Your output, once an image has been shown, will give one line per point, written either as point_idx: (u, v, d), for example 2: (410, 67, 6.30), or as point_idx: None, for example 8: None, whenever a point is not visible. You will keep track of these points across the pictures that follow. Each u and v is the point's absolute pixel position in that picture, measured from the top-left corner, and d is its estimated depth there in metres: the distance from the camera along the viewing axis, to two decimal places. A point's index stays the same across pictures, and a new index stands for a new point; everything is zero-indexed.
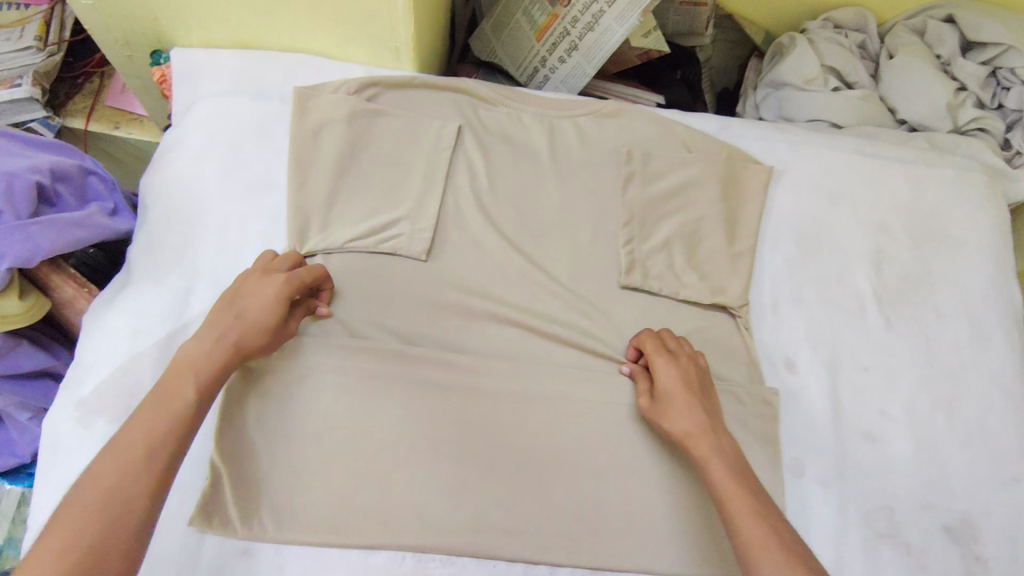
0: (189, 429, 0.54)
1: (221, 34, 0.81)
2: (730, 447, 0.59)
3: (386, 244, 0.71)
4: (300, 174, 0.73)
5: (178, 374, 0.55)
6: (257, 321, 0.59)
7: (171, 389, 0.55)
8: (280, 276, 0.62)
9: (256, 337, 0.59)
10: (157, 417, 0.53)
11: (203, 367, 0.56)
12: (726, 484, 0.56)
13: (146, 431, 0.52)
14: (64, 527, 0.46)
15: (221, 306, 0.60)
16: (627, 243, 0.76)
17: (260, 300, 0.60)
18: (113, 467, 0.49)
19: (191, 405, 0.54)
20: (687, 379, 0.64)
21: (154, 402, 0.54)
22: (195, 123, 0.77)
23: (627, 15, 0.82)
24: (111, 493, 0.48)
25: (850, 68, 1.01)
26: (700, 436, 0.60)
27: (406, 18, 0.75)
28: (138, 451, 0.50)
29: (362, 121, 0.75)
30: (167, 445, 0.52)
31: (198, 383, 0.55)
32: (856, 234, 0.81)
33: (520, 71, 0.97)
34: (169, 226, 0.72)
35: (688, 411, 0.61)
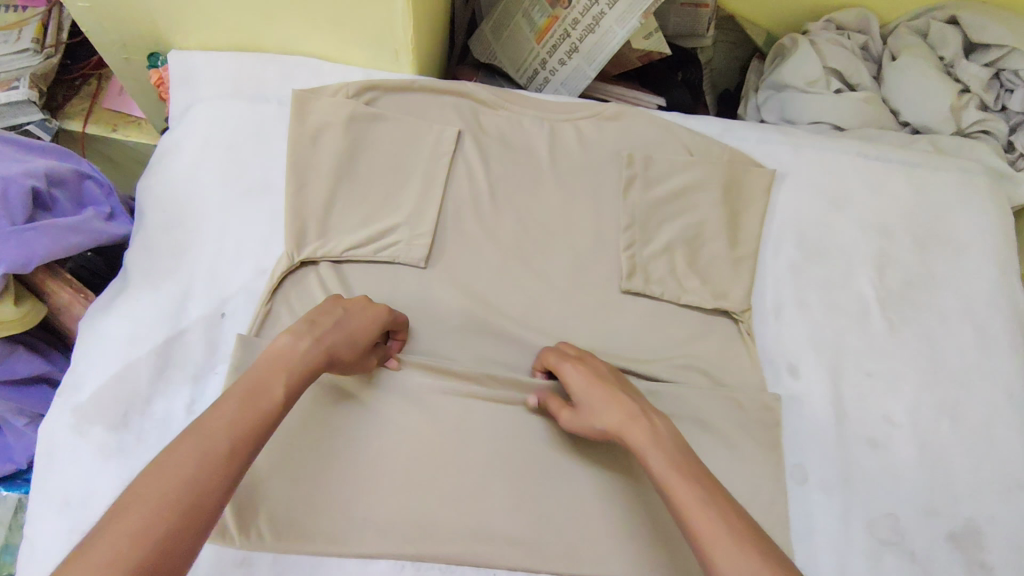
0: (267, 434, 0.49)
1: (219, 37, 0.81)
2: (667, 431, 0.54)
3: (385, 252, 0.71)
4: (298, 179, 0.72)
5: (267, 369, 0.51)
6: (355, 335, 0.57)
7: (258, 384, 0.50)
8: (383, 307, 0.62)
9: (347, 352, 0.56)
10: (242, 413, 0.48)
11: (297, 367, 0.52)
12: (667, 475, 0.50)
13: (230, 423, 0.47)
14: (135, 520, 0.41)
15: (325, 307, 0.58)
16: (629, 247, 0.75)
17: (361, 321, 0.59)
18: (194, 459, 0.44)
19: (276, 406, 0.50)
20: (600, 375, 0.60)
21: (240, 395, 0.49)
22: (193, 126, 0.77)
23: (629, 16, 0.82)
24: (189, 488, 0.43)
25: (852, 70, 1.00)
26: (630, 426, 0.54)
27: (405, 20, 0.74)
28: (220, 446, 0.46)
29: (362, 125, 0.75)
30: (247, 445, 0.47)
31: (287, 385, 0.51)
32: (859, 238, 0.81)
33: (519, 73, 0.96)
34: (167, 230, 0.71)
35: (611, 403, 0.56)
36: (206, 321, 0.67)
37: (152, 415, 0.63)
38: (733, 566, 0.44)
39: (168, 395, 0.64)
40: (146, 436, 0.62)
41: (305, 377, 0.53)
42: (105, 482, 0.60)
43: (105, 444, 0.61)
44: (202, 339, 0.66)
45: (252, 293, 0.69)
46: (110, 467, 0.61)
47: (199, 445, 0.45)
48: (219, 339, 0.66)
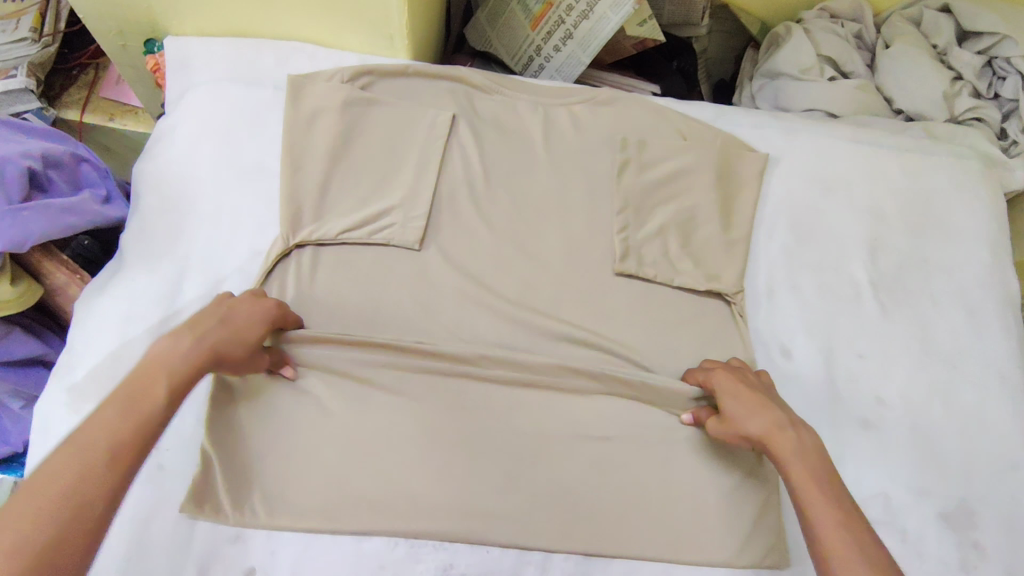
0: (156, 434, 0.48)
1: (215, 23, 0.81)
2: (809, 447, 0.55)
3: (380, 235, 0.71)
4: (294, 161, 0.72)
5: (149, 372, 0.50)
6: (244, 331, 0.56)
7: (138, 391, 0.48)
8: (271, 300, 0.61)
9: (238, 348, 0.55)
10: (122, 416, 0.47)
11: (178, 367, 0.50)
12: (808, 494, 0.52)
13: (107, 431, 0.45)
14: (6, 535, 0.40)
15: (205, 307, 0.56)
16: (622, 230, 0.75)
17: (247, 316, 0.57)
18: (71, 471, 0.43)
19: (161, 408, 0.48)
20: (745, 388, 0.60)
21: (116, 401, 0.47)
22: (190, 110, 0.77)
23: (622, 2, 0.83)
24: (63, 498, 0.42)
25: (846, 58, 1.01)
26: (776, 442, 0.55)
27: (401, 6, 0.74)
28: (97, 455, 0.44)
29: (357, 110, 0.75)
30: (131, 448, 0.46)
31: (171, 387, 0.49)
32: (852, 222, 0.81)
33: (514, 61, 0.96)
34: (162, 212, 0.71)
35: (762, 412, 0.57)
36: (201, 302, 0.67)
37: None
38: None
39: None
40: None
41: (192, 377, 0.51)
42: None
43: None
44: None
45: (246, 275, 0.69)
46: None
47: (77, 453, 0.44)
48: None
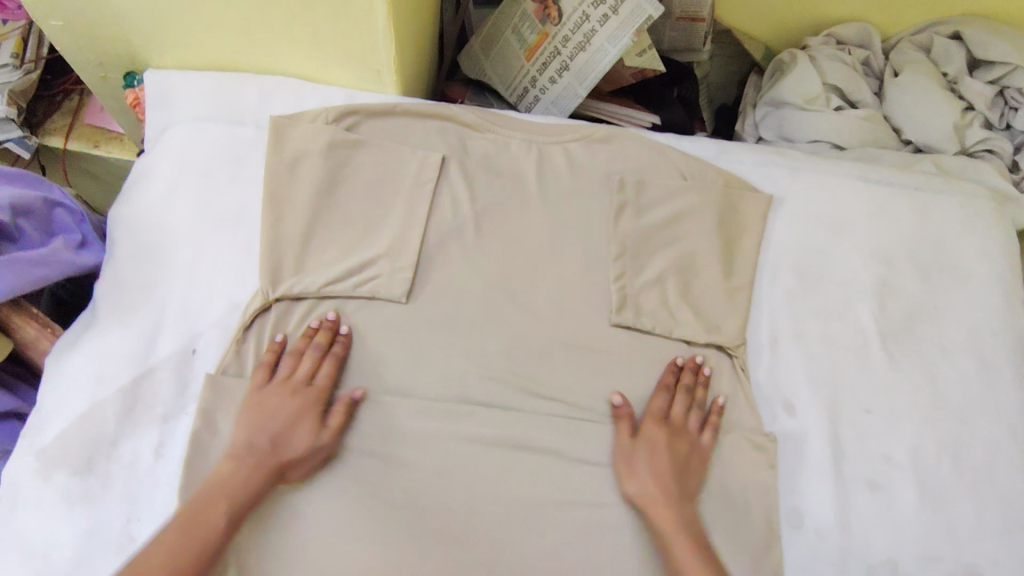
0: (212, 557, 0.53)
1: (197, 56, 0.78)
2: (690, 521, 0.60)
3: (364, 288, 0.68)
4: (275, 211, 0.70)
5: (210, 500, 0.55)
6: (279, 441, 0.59)
7: (176, 547, 0.51)
8: (309, 395, 0.62)
9: (290, 444, 0.59)
10: (181, 532, 0.52)
11: (234, 487, 0.56)
12: (690, 568, 0.57)
13: (169, 539, 0.51)
14: None
15: (261, 412, 0.60)
16: (619, 277, 0.73)
17: (274, 422, 0.60)
18: (148, 575, 0.49)
19: (220, 532, 0.54)
20: (680, 451, 0.64)
21: (177, 525, 0.52)
22: (167, 151, 0.74)
23: (620, 34, 0.81)
24: None
25: (854, 86, 0.97)
26: (661, 501, 0.61)
27: (388, 42, 0.72)
28: (184, 563, 0.51)
29: (342, 152, 0.73)
30: (198, 562, 0.52)
31: (230, 508, 0.55)
32: (858, 267, 0.78)
33: (509, 91, 0.92)
34: (137, 262, 0.68)
35: (662, 478, 0.62)
36: (176, 358, 0.64)
37: (118, 459, 0.60)
38: None
39: (135, 439, 0.61)
40: (112, 481, 0.60)
41: (250, 498, 0.56)
42: (68, 532, 0.58)
43: (70, 491, 0.59)
44: (171, 377, 0.63)
45: (225, 329, 0.66)
46: (75, 516, 0.58)
47: (159, 551, 0.51)
48: (189, 378, 0.63)
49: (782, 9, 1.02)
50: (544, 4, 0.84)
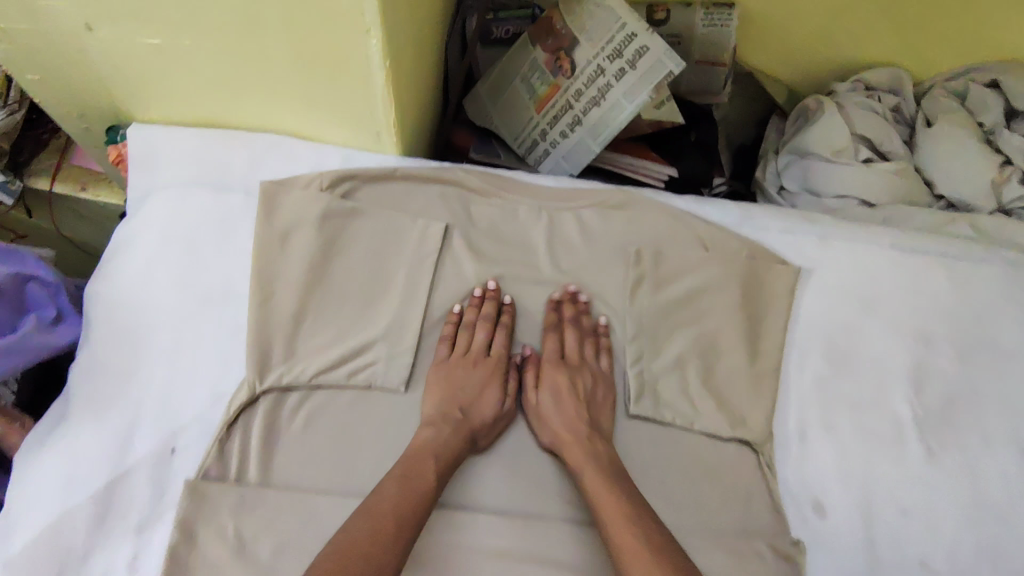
0: (431, 504, 0.55)
1: (181, 109, 0.72)
2: (607, 459, 0.60)
3: (360, 377, 0.63)
4: (263, 289, 0.64)
5: (419, 457, 0.57)
6: (477, 401, 0.63)
7: (374, 511, 0.52)
8: (489, 365, 0.66)
9: (480, 410, 0.63)
10: (402, 489, 0.54)
11: (439, 453, 0.58)
12: (596, 488, 0.57)
13: (394, 494, 0.53)
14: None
15: (442, 391, 0.63)
16: (636, 361, 0.68)
17: (475, 394, 0.63)
18: (368, 529, 0.50)
19: (432, 485, 0.56)
20: (573, 386, 0.65)
21: (395, 483, 0.54)
22: (147, 218, 0.68)
23: (639, 89, 0.76)
24: (362, 553, 0.49)
25: (884, 137, 0.92)
26: (571, 438, 0.61)
27: (388, 104, 0.65)
28: (389, 520, 0.51)
29: (337, 222, 0.67)
30: (415, 515, 0.53)
31: (437, 463, 0.57)
32: (893, 347, 0.73)
33: (517, 142, 0.86)
34: (114, 348, 0.63)
35: (568, 414, 0.63)
36: (153, 459, 0.59)
37: None
38: None
39: (106, 553, 0.56)
40: None
41: (450, 463, 0.58)
42: None
43: None
44: (149, 481, 0.58)
45: (207, 424, 0.60)
46: None
47: (373, 510, 0.52)
48: (167, 482, 0.58)
49: (806, 51, 0.97)
50: (556, 55, 0.79)
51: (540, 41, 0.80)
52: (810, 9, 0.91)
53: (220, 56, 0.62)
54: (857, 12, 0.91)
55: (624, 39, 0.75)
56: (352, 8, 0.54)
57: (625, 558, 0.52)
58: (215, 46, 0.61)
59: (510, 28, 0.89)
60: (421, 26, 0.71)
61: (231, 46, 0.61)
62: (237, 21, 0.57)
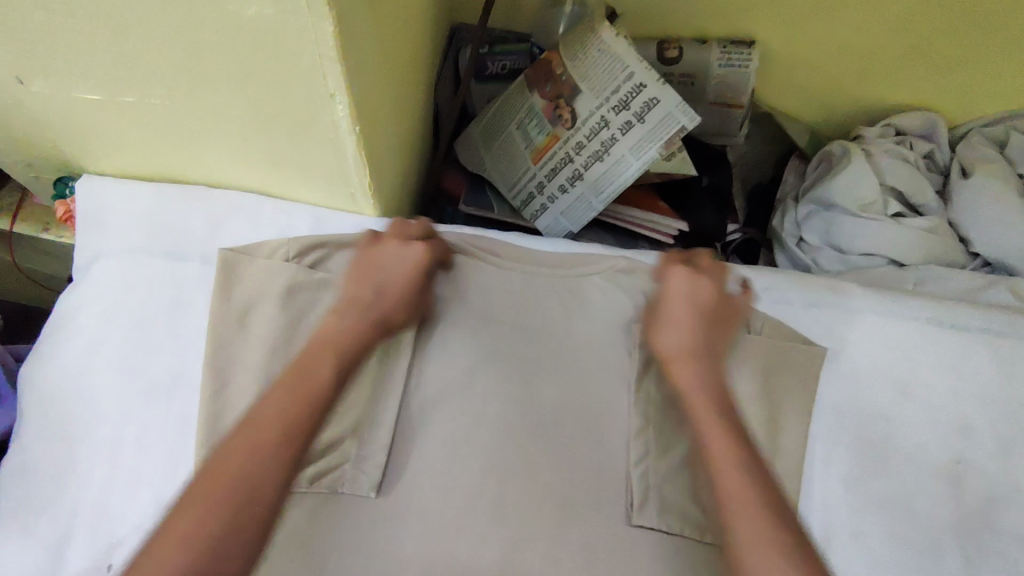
0: (325, 408, 0.49)
1: (134, 163, 0.64)
2: (715, 377, 0.57)
3: (323, 483, 0.55)
4: (218, 377, 0.57)
5: (317, 353, 0.52)
6: (400, 289, 0.58)
7: (257, 411, 0.46)
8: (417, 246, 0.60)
9: (392, 294, 0.58)
10: (295, 397, 0.48)
11: (345, 344, 0.54)
12: (713, 431, 0.52)
13: (279, 415, 0.46)
14: (183, 522, 0.40)
15: (359, 273, 0.58)
16: (642, 459, 0.58)
17: (400, 274, 0.58)
18: (234, 467, 0.43)
19: (325, 386, 0.50)
20: (699, 299, 0.60)
21: (286, 389, 0.48)
22: (93, 292, 0.62)
23: (647, 144, 0.68)
24: (237, 480, 0.42)
25: (916, 189, 0.84)
26: (681, 361, 0.58)
27: (361, 168, 0.57)
28: (269, 436, 0.45)
29: (304, 296, 0.60)
30: (297, 435, 0.46)
31: (336, 360, 0.52)
32: (929, 440, 0.64)
33: (511, 193, 0.78)
34: (51, 445, 0.57)
35: (690, 328, 0.59)
36: None
37: None
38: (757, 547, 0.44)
39: None
40: None
41: (358, 351, 0.54)
42: None
43: None
44: None
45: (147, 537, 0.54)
46: None
47: (247, 439, 0.44)
48: None
49: (831, 92, 0.90)
50: (556, 103, 0.72)
51: (538, 86, 0.74)
52: (837, 49, 0.83)
53: (169, 114, 0.55)
54: (889, 54, 0.82)
55: (631, 90, 0.67)
56: (314, 72, 0.46)
57: (728, 495, 0.47)
58: (162, 103, 0.53)
59: (507, 64, 0.82)
60: (404, 73, 0.63)
61: (178, 104, 0.53)
62: (183, 80, 0.50)
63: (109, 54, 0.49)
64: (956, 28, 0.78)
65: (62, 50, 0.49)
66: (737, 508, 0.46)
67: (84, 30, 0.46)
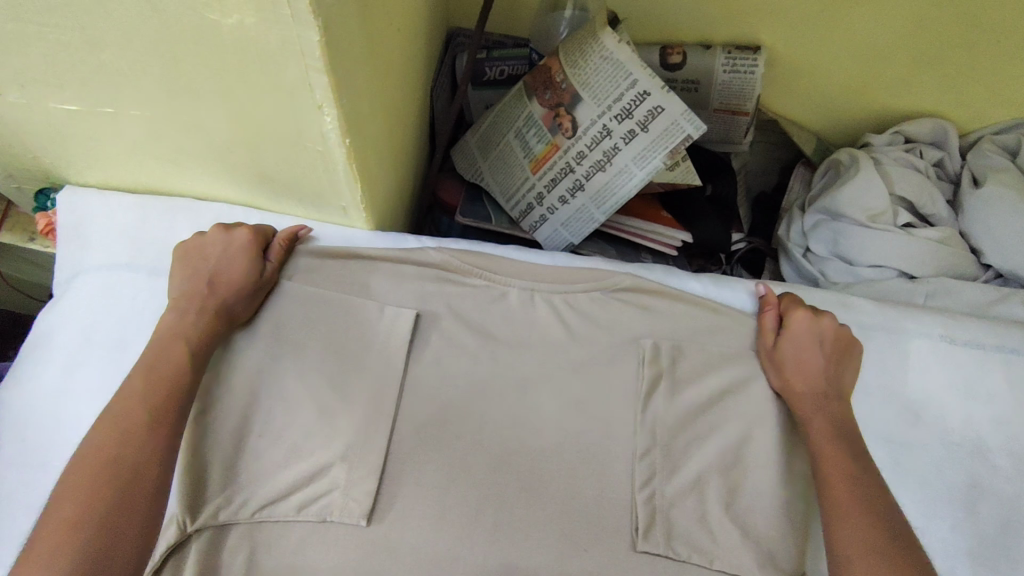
0: (187, 386, 0.52)
1: (118, 175, 0.62)
2: (838, 406, 0.59)
3: (312, 510, 0.53)
4: (202, 398, 0.55)
5: (167, 342, 0.54)
6: (234, 271, 0.57)
7: (126, 400, 0.50)
8: (240, 233, 0.59)
9: (224, 278, 0.57)
10: (150, 383, 0.51)
11: (185, 333, 0.54)
12: (826, 448, 0.56)
13: (144, 396, 0.50)
14: (69, 506, 0.45)
15: (192, 273, 0.58)
16: (646, 484, 0.56)
17: (227, 261, 0.58)
18: (109, 448, 0.48)
19: (184, 365, 0.52)
20: (822, 336, 0.62)
21: (144, 370, 0.52)
22: (73, 309, 0.60)
23: (650, 155, 0.65)
24: (111, 459, 0.47)
25: (926, 199, 0.81)
26: (809, 392, 0.59)
27: (351, 181, 0.55)
28: (139, 416, 0.49)
29: (294, 312, 0.58)
30: (164, 411, 0.50)
31: (188, 343, 0.54)
32: (942, 463, 0.62)
33: (509, 203, 0.76)
34: (23, 471, 0.55)
35: (807, 368, 0.60)
36: None
37: None
38: (858, 553, 0.49)
39: None
40: None
41: (205, 334, 0.54)
42: None
43: None
44: None
45: None
46: None
47: (120, 422, 0.49)
48: None
49: (839, 99, 0.87)
50: (556, 111, 0.70)
51: (538, 94, 0.71)
52: (845, 55, 0.81)
53: (151, 126, 0.52)
54: (899, 59, 0.80)
55: (634, 98, 0.64)
56: (300, 82, 0.44)
57: (836, 499, 0.53)
58: (143, 115, 0.51)
59: (506, 69, 0.79)
60: (397, 79, 0.61)
61: (157, 115, 0.51)
62: (162, 90, 0.48)
63: (84, 64, 0.46)
64: (969, 33, 0.75)
65: (35, 61, 0.47)
66: (842, 524, 0.51)
67: (56, 40, 0.44)
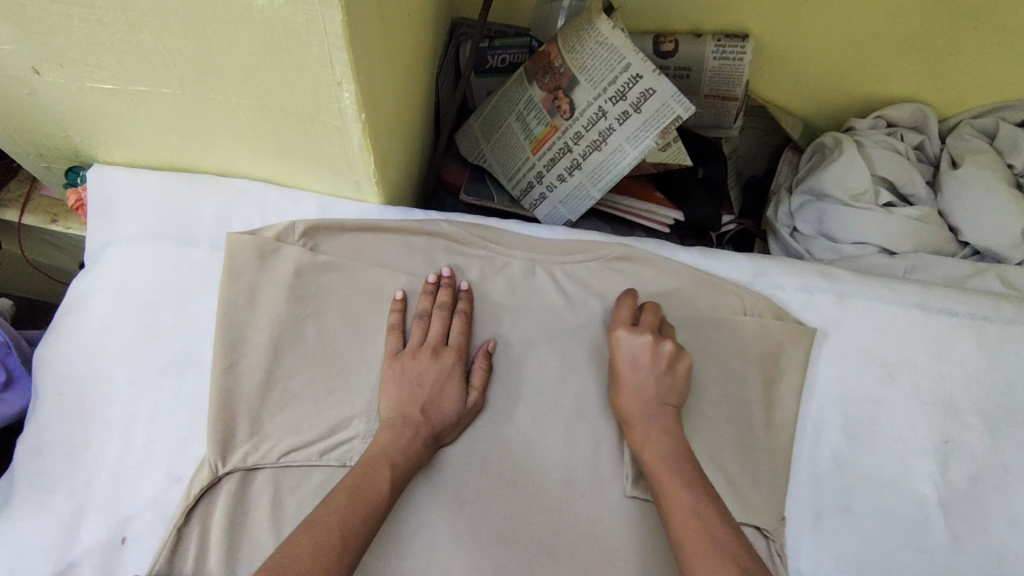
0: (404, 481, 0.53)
1: (143, 151, 0.66)
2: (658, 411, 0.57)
3: (333, 455, 0.57)
4: (228, 354, 0.59)
5: (395, 433, 0.55)
6: (446, 409, 0.57)
7: (365, 477, 0.51)
8: (450, 359, 0.59)
9: (439, 405, 0.57)
10: (380, 464, 0.52)
11: (399, 457, 0.53)
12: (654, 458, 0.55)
13: (385, 480, 0.51)
14: (309, 540, 0.45)
15: (411, 384, 0.58)
16: None
17: (438, 396, 0.58)
18: (335, 517, 0.47)
19: (408, 458, 0.54)
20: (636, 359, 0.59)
21: (371, 453, 0.53)
22: (106, 275, 0.64)
23: (642, 135, 0.70)
24: (338, 522, 0.47)
25: (907, 179, 0.85)
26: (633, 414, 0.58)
27: (366, 154, 0.59)
28: (369, 495, 0.50)
29: (310, 279, 0.62)
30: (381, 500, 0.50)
31: (416, 455, 0.55)
32: (915, 420, 0.66)
33: (511, 182, 0.81)
34: (63, 424, 0.59)
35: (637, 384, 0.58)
36: (102, 550, 0.55)
37: None
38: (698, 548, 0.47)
39: None
40: None
41: (415, 460, 0.54)
42: None
43: None
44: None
45: (161, 509, 0.57)
46: None
47: (352, 486, 0.50)
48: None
49: (824, 85, 0.92)
50: (554, 94, 0.74)
51: (537, 78, 0.76)
52: (828, 43, 0.85)
53: (180, 103, 0.57)
54: (879, 46, 0.84)
55: (627, 80, 0.68)
56: (322, 59, 0.48)
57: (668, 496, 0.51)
58: (173, 93, 0.55)
59: (507, 57, 0.84)
60: (407, 61, 0.65)
61: (187, 94, 0.55)
62: (193, 69, 0.52)
63: (127, 46, 0.51)
64: (944, 22, 0.79)
65: (77, 42, 0.51)
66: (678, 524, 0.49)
67: (99, 22, 0.48)
